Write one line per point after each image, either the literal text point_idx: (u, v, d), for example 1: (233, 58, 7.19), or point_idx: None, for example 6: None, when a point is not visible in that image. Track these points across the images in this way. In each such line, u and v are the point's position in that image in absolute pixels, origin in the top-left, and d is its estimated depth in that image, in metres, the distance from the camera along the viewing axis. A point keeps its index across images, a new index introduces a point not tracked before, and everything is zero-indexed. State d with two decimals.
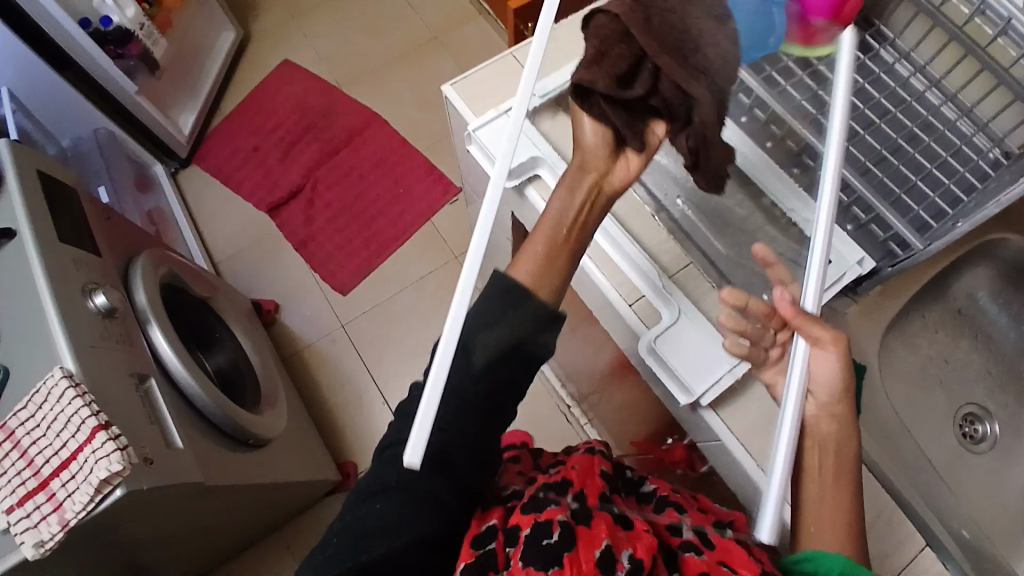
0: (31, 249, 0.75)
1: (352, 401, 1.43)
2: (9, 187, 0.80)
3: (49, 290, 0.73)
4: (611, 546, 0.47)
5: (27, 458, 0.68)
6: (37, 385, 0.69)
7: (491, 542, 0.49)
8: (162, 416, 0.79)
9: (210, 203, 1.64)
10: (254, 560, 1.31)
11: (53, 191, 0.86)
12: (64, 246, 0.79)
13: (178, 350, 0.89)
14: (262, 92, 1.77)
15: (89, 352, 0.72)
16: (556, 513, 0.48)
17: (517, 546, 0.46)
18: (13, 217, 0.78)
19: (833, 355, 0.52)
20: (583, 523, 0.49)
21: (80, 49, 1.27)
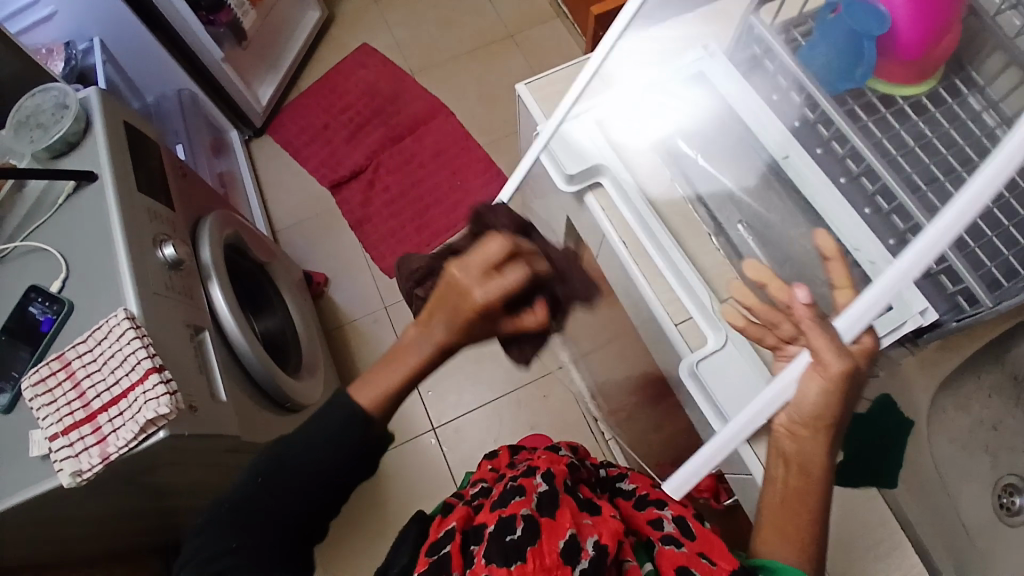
0: (109, 194, 0.80)
1: None
2: (95, 134, 0.85)
3: (124, 236, 0.77)
4: (576, 535, 0.50)
5: (79, 390, 0.72)
6: (100, 322, 0.73)
7: (446, 545, 0.51)
8: (211, 367, 0.82)
9: (276, 173, 1.70)
10: None
11: (136, 143, 0.91)
12: (141, 196, 0.84)
13: (234, 309, 0.92)
14: (339, 72, 1.82)
15: (152, 298, 0.76)
16: (519, 508, 0.52)
17: (483, 543, 0.49)
18: (98, 164, 0.83)
19: (819, 381, 0.52)
20: (546, 514, 0.51)
21: (174, 11, 1.34)
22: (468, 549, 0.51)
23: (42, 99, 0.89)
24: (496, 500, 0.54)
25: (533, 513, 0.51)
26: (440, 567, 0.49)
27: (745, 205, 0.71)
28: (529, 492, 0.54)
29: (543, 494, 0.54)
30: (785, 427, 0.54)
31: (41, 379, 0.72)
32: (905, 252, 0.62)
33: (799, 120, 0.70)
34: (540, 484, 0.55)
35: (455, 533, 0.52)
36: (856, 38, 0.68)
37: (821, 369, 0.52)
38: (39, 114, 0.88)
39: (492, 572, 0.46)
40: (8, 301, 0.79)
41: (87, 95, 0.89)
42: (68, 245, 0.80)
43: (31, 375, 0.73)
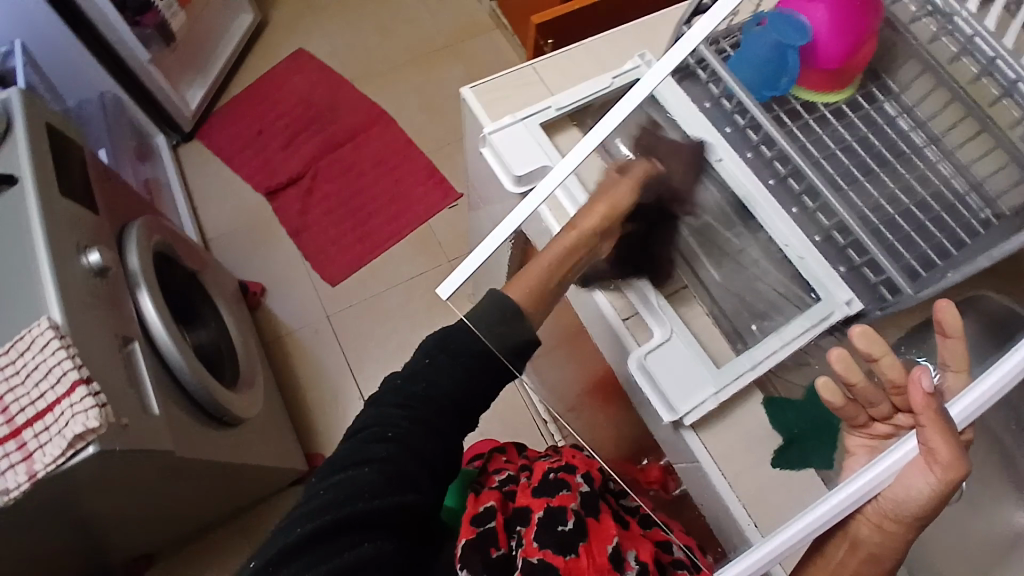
0: (29, 197, 0.75)
1: (329, 394, 1.45)
2: (16, 134, 0.80)
3: (46, 242, 0.72)
4: (618, 545, 0.70)
5: (2, 406, 0.67)
6: (21, 333, 0.68)
7: (491, 522, 0.70)
8: (142, 380, 0.78)
9: (208, 180, 1.64)
10: (212, 540, 1.33)
11: (58, 145, 0.85)
12: (63, 200, 0.79)
13: (165, 318, 0.88)
14: (274, 78, 1.78)
15: (78, 307, 0.71)
16: (566, 501, 0.71)
17: (532, 527, 0.69)
18: (16, 165, 0.77)
19: (932, 477, 0.52)
20: (593, 516, 0.72)
21: (97, 11, 1.27)
22: (514, 527, 0.71)
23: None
24: (544, 489, 0.74)
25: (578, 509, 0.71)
26: (483, 538, 0.68)
27: (680, 200, 0.74)
28: (575, 490, 0.73)
29: (585, 493, 0.74)
30: (873, 521, 0.55)
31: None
32: (830, 247, 0.68)
33: (730, 126, 0.74)
34: (582, 483, 0.75)
35: (496, 514, 0.72)
36: (782, 47, 0.72)
37: (934, 460, 0.51)
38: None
39: (547, 555, 0.66)
40: None
41: (6, 94, 0.83)
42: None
43: None
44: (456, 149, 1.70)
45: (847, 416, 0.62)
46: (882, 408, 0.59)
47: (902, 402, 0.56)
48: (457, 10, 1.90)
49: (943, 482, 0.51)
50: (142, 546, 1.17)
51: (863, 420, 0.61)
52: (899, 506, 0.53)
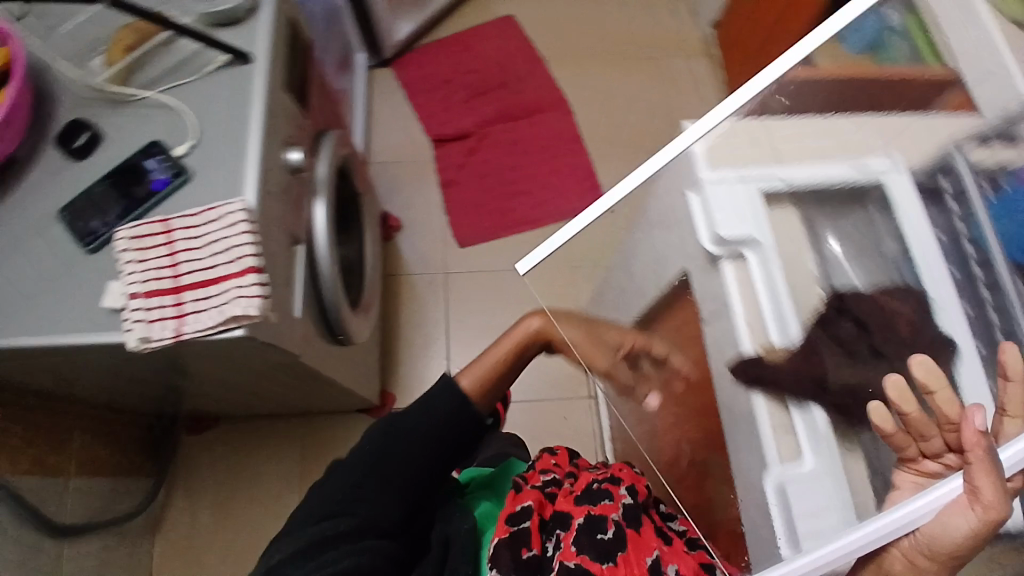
0: (259, 82, 0.80)
1: (420, 343, 1.49)
2: (260, 17, 0.84)
3: (261, 128, 0.77)
4: (659, 559, 0.67)
5: (171, 259, 0.69)
6: (214, 205, 0.72)
7: (526, 521, 0.69)
8: (293, 282, 0.81)
9: (386, 107, 1.71)
10: (273, 428, 1.41)
11: (292, 41, 0.90)
12: (282, 92, 0.84)
13: (328, 230, 0.91)
14: (476, 34, 1.81)
15: (266, 197, 0.75)
16: (607, 511, 0.70)
17: (570, 531, 0.68)
18: (254, 46, 0.82)
19: (972, 516, 0.55)
20: (632, 526, 0.69)
21: None
22: (555, 530, 0.69)
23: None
24: (582, 497, 0.72)
25: (621, 521, 0.69)
26: (517, 538, 0.68)
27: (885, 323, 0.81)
28: (616, 500, 0.71)
29: (628, 506, 0.71)
30: (906, 555, 0.59)
31: (139, 231, 0.70)
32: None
33: (963, 270, 0.76)
34: (625, 496, 0.73)
35: (534, 513, 0.70)
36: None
37: (976, 500, 0.55)
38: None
39: (584, 561, 0.64)
40: (119, 145, 0.76)
41: None
42: (195, 109, 0.78)
43: (131, 227, 0.70)
44: (622, 161, 1.67)
45: (900, 448, 0.69)
46: (933, 444, 0.64)
47: (954, 443, 0.61)
48: (673, 27, 1.85)
49: (982, 520, 0.54)
50: (220, 408, 1.26)
51: (914, 455, 0.67)
52: (933, 541, 0.57)
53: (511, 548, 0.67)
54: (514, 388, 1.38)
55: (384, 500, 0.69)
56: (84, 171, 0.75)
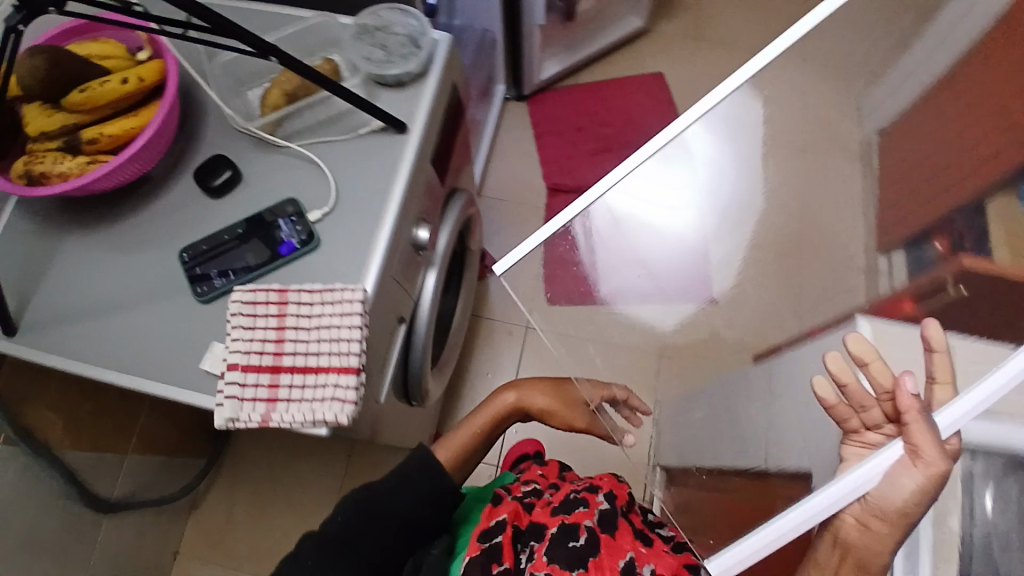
0: (407, 158, 0.76)
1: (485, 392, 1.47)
2: (422, 84, 0.80)
3: (398, 209, 0.74)
4: (632, 559, 0.73)
5: (278, 335, 0.66)
6: (333, 285, 0.68)
7: (500, 534, 0.74)
8: (388, 364, 0.79)
9: (513, 144, 1.70)
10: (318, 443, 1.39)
11: (450, 107, 0.87)
12: (427, 166, 0.81)
13: (433, 305, 0.89)
14: (621, 85, 1.75)
15: (384, 283, 0.72)
16: (582, 518, 0.76)
17: (544, 543, 0.73)
18: (412, 118, 0.78)
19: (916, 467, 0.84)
20: (607, 531, 0.75)
21: None
22: (530, 539, 0.75)
23: (394, 7, 0.82)
24: (559, 507, 0.78)
25: (594, 526, 0.75)
26: (489, 553, 0.73)
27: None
28: (591, 507, 0.78)
29: (603, 511, 0.77)
30: (862, 520, 0.82)
31: (256, 297, 0.67)
32: None
33: None
34: (601, 502, 0.79)
35: (512, 528, 0.76)
36: None
37: (920, 456, 0.84)
38: (385, 22, 0.81)
39: (552, 570, 0.70)
40: (259, 198, 0.75)
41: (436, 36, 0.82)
42: (337, 173, 0.76)
43: (249, 290, 0.67)
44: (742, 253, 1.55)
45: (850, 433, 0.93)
46: (874, 416, 0.93)
47: (891, 409, 0.92)
48: None
49: (926, 474, 0.83)
50: None
51: (858, 430, 0.92)
52: (883, 503, 0.82)
53: (488, 559, 0.73)
54: None
55: (384, 539, 0.75)
56: (222, 215, 0.75)
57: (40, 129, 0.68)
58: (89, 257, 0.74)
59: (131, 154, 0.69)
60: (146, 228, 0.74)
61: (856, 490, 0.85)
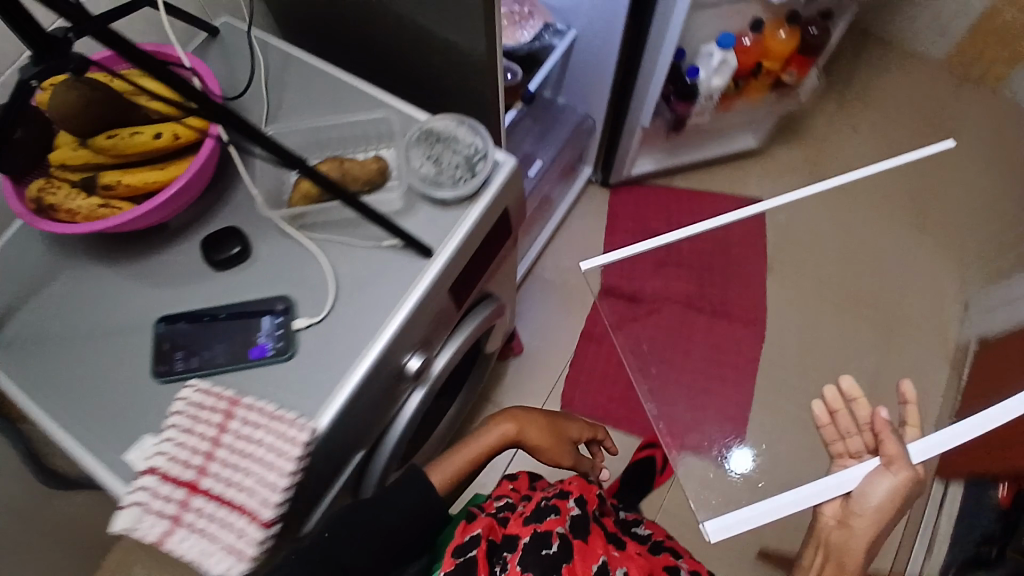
0: (420, 285, 0.70)
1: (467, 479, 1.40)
2: (467, 208, 0.74)
3: (387, 342, 0.68)
4: (604, 562, 0.73)
5: (208, 450, 0.62)
6: (282, 413, 0.63)
7: (471, 551, 0.70)
8: (330, 488, 0.73)
9: (581, 229, 1.63)
10: None
11: (493, 230, 0.80)
12: (443, 294, 0.74)
13: (410, 425, 0.81)
14: (713, 199, 1.63)
15: (344, 419, 0.66)
16: (553, 524, 0.73)
17: (516, 553, 0.70)
18: (441, 242, 0.72)
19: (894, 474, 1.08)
20: (580, 536, 0.74)
21: (651, 64, 1.26)
22: (503, 550, 0.72)
23: (462, 121, 0.76)
24: (529, 517, 0.75)
25: (566, 532, 0.74)
26: (460, 568, 0.68)
27: None
28: (561, 513, 0.76)
29: (575, 517, 0.76)
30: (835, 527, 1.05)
31: (206, 400, 0.64)
32: None
33: None
34: (572, 509, 0.78)
35: (484, 543, 0.71)
36: None
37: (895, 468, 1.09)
38: (448, 134, 0.76)
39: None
40: (258, 284, 0.70)
41: (498, 157, 0.76)
42: (344, 282, 0.70)
43: (202, 391, 0.64)
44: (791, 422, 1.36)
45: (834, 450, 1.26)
46: (856, 446, 1.24)
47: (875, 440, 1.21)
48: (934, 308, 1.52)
49: (899, 481, 1.06)
50: None
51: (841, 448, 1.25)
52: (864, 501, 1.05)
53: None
54: None
55: (371, 544, 0.68)
56: (217, 289, 0.71)
57: (62, 161, 0.67)
58: (82, 293, 0.72)
59: (142, 208, 0.66)
60: (145, 279, 0.72)
61: (839, 488, 1.13)
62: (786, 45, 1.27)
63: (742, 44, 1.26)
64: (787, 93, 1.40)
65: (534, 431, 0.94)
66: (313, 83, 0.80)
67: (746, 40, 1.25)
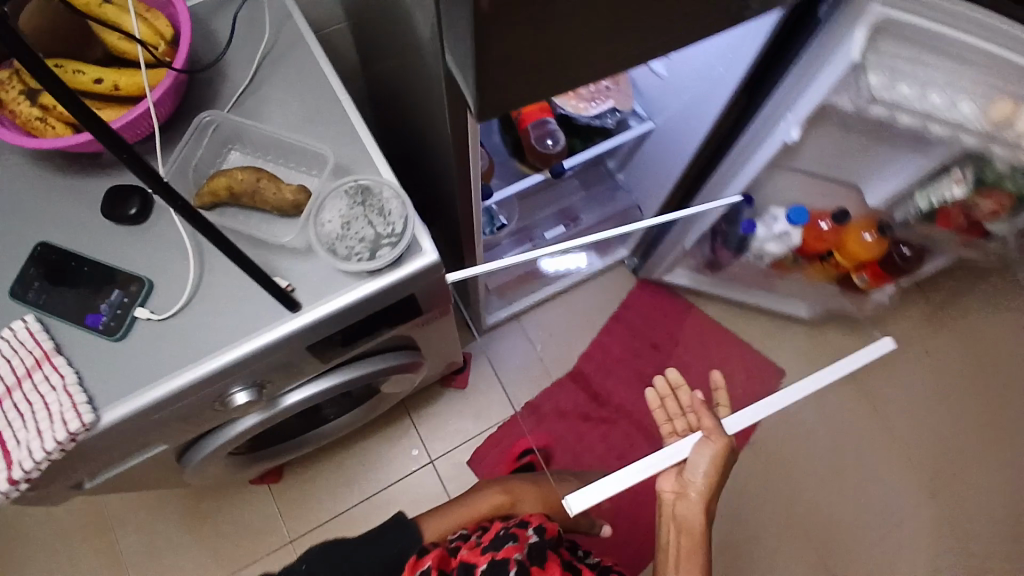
0: (265, 337, 0.69)
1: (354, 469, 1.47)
2: (359, 283, 0.69)
3: (203, 375, 0.68)
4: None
5: (10, 386, 0.66)
6: (72, 391, 0.65)
7: (422, 574, 0.91)
8: (126, 461, 0.78)
9: (587, 301, 1.56)
10: None
11: (392, 306, 0.76)
12: (298, 349, 0.73)
13: (243, 434, 0.85)
14: (739, 343, 1.44)
15: (134, 420, 0.68)
16: (510, 549, 0.94)
17: (474, 571, 0.91)
18: (314, 303, 0.69)
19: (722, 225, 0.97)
20: (531, 559, 0.93)
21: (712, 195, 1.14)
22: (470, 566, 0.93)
23: (402, 192, 0.69)
24: (488, 546, 0.96)
25: (519, 554, 0.93)
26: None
27: None
28: (519, 539, 0.97)
29: (527, 544, 0.96)
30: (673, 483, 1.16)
31: (26, 341, 0.66)
32: None
33: None
34: (528, 536, 0.98)
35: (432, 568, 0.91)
36: None
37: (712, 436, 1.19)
38: (379, 199, 0.68)
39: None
40: (139, 255, 0.71)
41: (419, 244, 0.70)
42: (207, 297, 0.70)
43: (31, 328, 0.66)
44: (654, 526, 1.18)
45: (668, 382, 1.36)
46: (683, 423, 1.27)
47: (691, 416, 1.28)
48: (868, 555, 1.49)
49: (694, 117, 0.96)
50: None
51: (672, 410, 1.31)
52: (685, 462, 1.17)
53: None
54: None
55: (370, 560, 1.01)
56: (99, 238, 0.71)
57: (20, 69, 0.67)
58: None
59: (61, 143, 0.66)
60: (49, 190, 0.72)
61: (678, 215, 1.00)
62: (869, 250, 1.08)
63: (817, 228, 1.09)
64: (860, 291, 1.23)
65: (526, 500, 1.20)
66: (299, 83, 0.76)
67: (824, 225, 1.08)
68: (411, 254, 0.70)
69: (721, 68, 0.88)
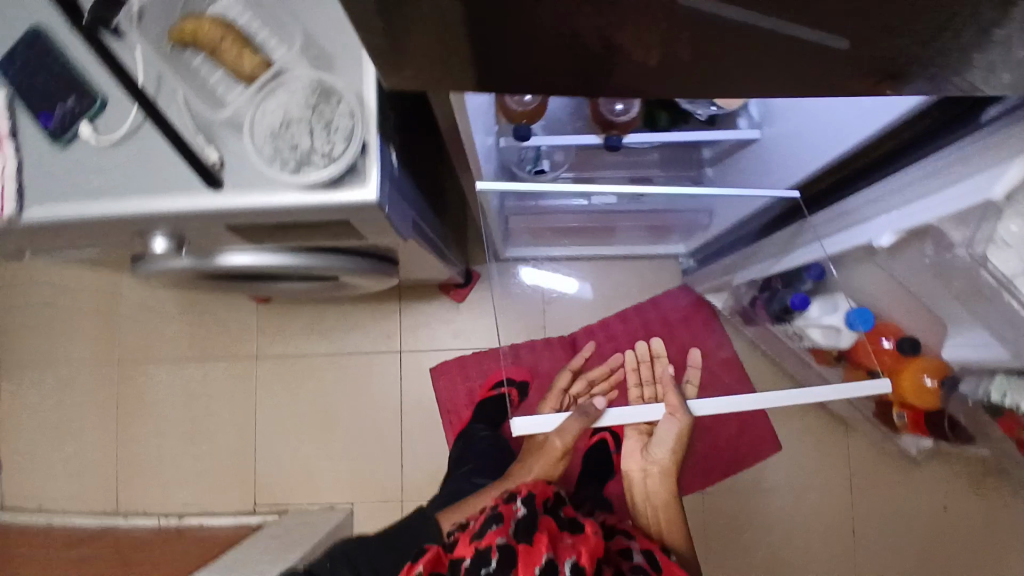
0: (184, 203, 0.66)
1: (334, 323, 1.52)
2: (283, 188, 0.60)
3: (120, 214, 0.68)
4: (567, 555, 0.82)
5: None
6: (10, 180, 0.68)
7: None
8: (66, 252, 0.81)
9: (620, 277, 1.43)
10: None
11: (324, 224, 0.68)
12: (219, 222, 0.69)
13: (178, 272, 0.85)
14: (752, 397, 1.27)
15: (59, 226, 0.71)
16: (495, 535, 0.85)
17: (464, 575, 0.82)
18: (233, 187, 0.62)
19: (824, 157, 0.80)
20: (525, 539, 0.84)
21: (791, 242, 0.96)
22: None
23: (360, 113, 0.59)
24: (475, 535, 0.88)
25: (510, 539, 0.84)
26: None
27: None
28: (506, 521, 0.88)
29: (518, 518, 0.89)
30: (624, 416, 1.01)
31: None
32: None
33: None
34: (517, 510, 0.91)
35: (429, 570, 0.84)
36: None
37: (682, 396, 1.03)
38: (332, 113, 0.60)
39: None
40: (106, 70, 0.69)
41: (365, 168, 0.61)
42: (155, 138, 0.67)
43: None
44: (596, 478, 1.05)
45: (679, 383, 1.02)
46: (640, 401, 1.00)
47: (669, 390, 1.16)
48: None
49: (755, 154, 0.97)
50: None
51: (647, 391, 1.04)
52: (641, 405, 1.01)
53: None
54: (279, 414, 1.53)
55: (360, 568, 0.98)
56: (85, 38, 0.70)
57: None
58: None
59: None
60: None
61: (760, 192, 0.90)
62: (921, 396, 0.97)
63: (875, 344, 0.93)
64: (884, 409, 1.12)
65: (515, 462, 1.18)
66: None
67: (886, 345, 0.93)
68: (350, 180, 0.60)
69: (854, 117, 0.67)
